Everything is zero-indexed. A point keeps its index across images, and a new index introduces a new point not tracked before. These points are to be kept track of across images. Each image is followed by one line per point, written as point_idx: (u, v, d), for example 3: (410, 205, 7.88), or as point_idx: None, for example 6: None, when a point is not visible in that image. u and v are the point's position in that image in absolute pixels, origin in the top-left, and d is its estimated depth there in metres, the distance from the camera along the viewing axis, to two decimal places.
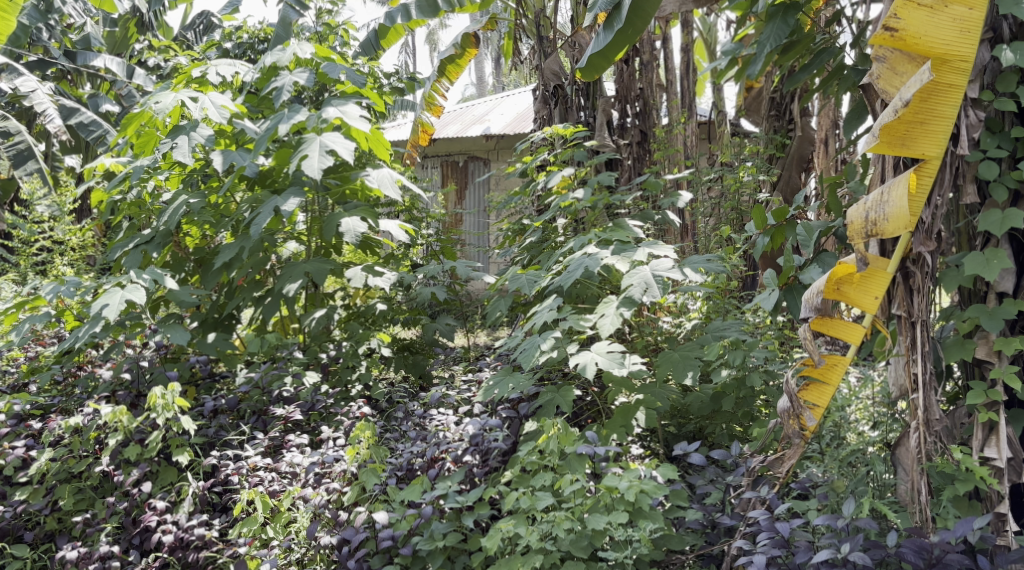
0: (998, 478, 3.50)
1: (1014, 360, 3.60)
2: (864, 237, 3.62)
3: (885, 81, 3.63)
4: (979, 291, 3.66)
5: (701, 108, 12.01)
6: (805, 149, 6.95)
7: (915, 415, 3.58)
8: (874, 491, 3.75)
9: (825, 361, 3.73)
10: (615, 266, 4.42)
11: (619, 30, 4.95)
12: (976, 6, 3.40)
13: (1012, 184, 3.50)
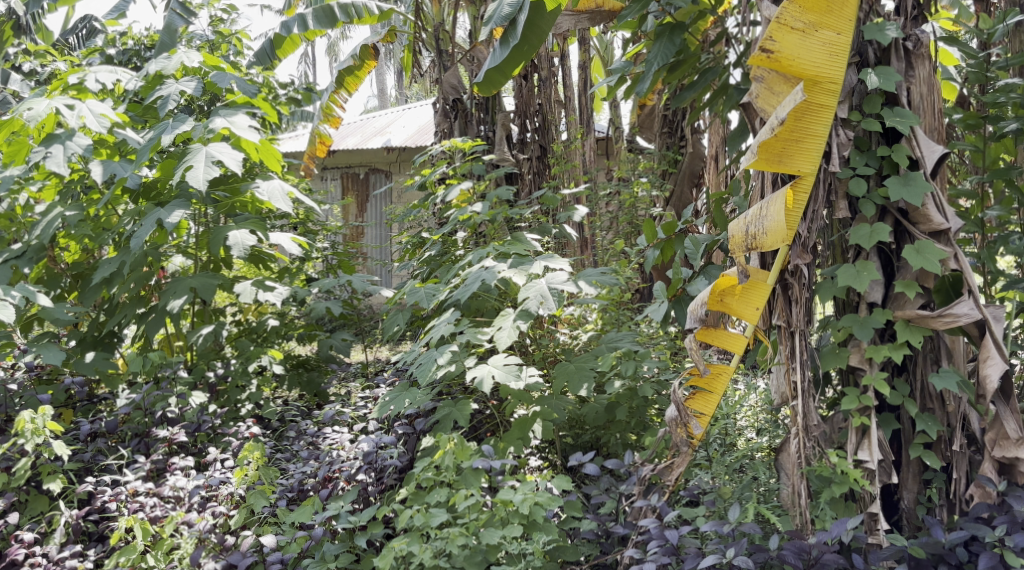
0: (869, 479, 3.67)
1: (883, 366, 3.80)
2: (744, 250, 3.74)
3: (763, 101, 3.79)
4: (852, 301, 3.85)
5: (600, 124, 12.21)
6: (696, 165, 7.26)
7: (795, 422, 3.73)
8: (758, 496, 3.88)
9: (711, 371, 3.84)
10: (512, 278, 4.43)
11: (515, 47, 4.98)
12: (843, 31, 3.62)
13: (879, 200, 3.69)
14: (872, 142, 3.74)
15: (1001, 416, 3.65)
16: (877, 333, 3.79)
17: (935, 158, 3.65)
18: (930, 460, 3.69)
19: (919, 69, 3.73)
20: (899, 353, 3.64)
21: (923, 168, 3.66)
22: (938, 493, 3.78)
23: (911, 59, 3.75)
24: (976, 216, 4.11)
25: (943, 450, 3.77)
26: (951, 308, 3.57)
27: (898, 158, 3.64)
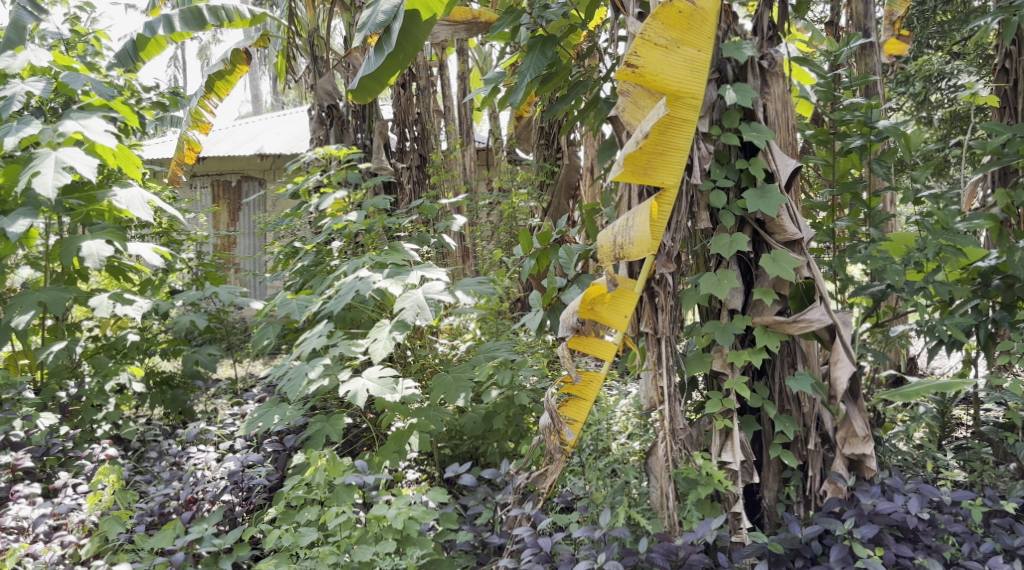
0: (733, 479, 3.80)
1: (744, 370, 3.95)
2: (612, 260, 3.81)
3: (629, 114, 3.88)
4: (714, 308, 3.99)
5: (480, 135, 12.23)
6: (573, 177, 7.10)
7: (662, 426, 3.85)
8: (629, 500, 3.97)
9: (582, 378, 3.90)
10: (387, 289, 4.38)
11: (391, 54, 4.85)
12: (703, 48, 3.77)
13: (737, 212, 3.83)
14: (731, 155, 3.88)
15: (851, 416, 3.85)
16: (737, 339, 3.94)
17: (789, 171, 3.81)
18: (788, 460, 3.85)
19: (774, 87, 3.90)
20: (758, 357, 3.79)
21: (778, 181, 3.82)
22: (795, 491, 3.95)
23: (766, 77, 3.91)
24: (828, 226, 4.32)
25: (800, 450, 3.95)
26: (805, 314, 3.76)
27: (754, 172, 3.79)
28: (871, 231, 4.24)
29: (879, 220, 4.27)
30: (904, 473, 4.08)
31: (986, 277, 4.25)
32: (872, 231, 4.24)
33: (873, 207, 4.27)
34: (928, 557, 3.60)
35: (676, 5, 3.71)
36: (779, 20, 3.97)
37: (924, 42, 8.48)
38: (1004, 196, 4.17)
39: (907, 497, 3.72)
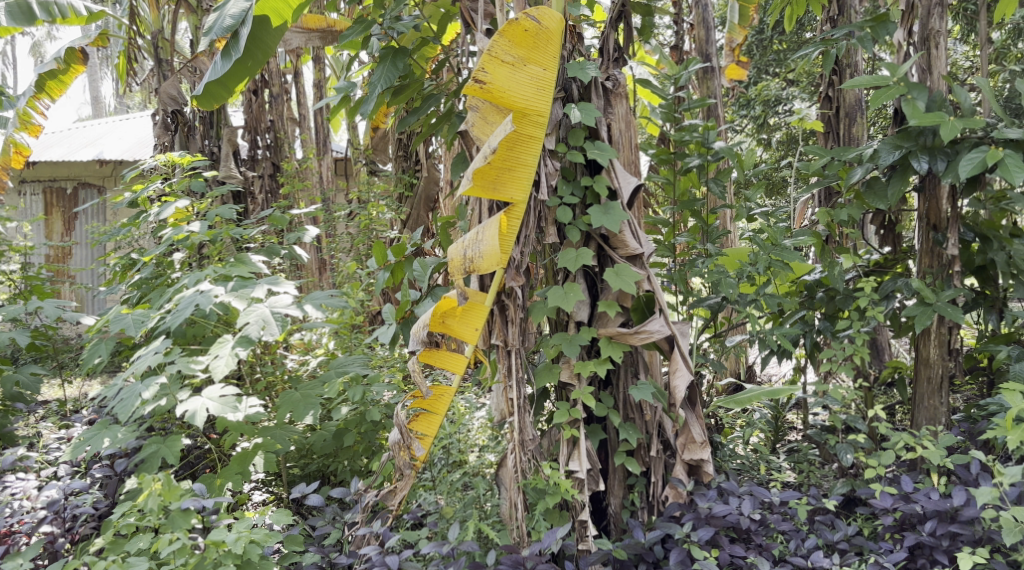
0: (579, 488, 3.87)
1: (591, 381, 4.04)
2: (462, 273, 3.79)
3: (478, 129, 3.91)
4: (562, 321, 4.06)
5: (337, 145, 12.04)
6: (431, 190, 7.03)
7: (511, 437, 3.86)
8: (479, 513, 3.99)
9: (432, 392, 3.86)
10: (230, 303, 4.24)
11: (237, 60, 4.68)
12: (548, 67, 3.83)
13: (583, 227, 3.92)
14: (577, 172, 3.98)
15: (690, 422, 4.02)
16: (584, 350, 4.02)
17: (630, 189, 3.95)
18: (632, 466, 3.97)
19: (617, 107, 4.03)
20: (603, 368, 3.88)
21: (621, 198, 3.95)
22: (639, 496, 4.07)
23: (610, 96, 4.03)
24: (670, 241, 4.50)
25: (643, 456, 4.05)
26: (646, 325, 3.89)
27: (598, 189, 3.89)
28: (708, 246, 4.44)
29: (715, 236, 4.47)
30: (738, 477, 4.27)
31: (812, 290, 4.53)
32: (708, 246, 4.43)
33: (710, 224, 4.46)
34: (758, 555, 3.78)
35: (521, 22, 3.76)
36: (624, 43, 4.11)
37: (763, 68, 8.95)
38: (825, 216, 4.35)
39: (741, 499, 3.89)
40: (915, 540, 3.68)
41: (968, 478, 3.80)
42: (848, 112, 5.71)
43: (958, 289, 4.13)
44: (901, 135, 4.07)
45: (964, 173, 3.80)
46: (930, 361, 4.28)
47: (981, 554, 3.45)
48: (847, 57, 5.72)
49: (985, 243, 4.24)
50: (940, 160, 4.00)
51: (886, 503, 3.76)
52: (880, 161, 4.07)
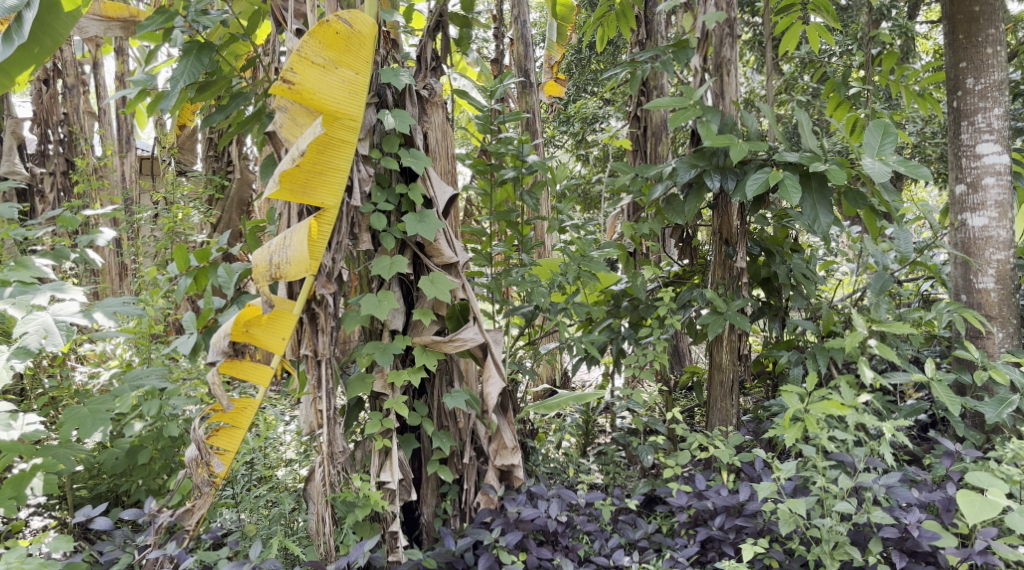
0: (390, 499, 3.83)
1: (404, 390, 3.99)
2: (268, 280, 3.66)
3: (287, 131, 3.80)
4: (376, 329, 3.99)
5: (142, 144, 11.41)
6: (244, 192, 6.93)
7: (320, 450, 3.78)
8: (285, 529, 3.89)
9: (234, 405, 3.71)
10: (6, 311, 3.92)
11: (22, 46, 4.29)
12: (361, 71, 3.77)
13: (398, 235, 3.86)
14: (392, 179, 3.92)
15: (502, 428, 4.04)
16: (398, 359, 3.98)
17: (446, 197, 3.93)
18: (444, 474, 3.96)
19: (432, 115, 4.03)
20: (417, 377, 3.85)
21: (436, 207, 3.93)
22: (451, 504, 4.06)
23: (426, 104, 4.02)
24: (486, 250, 4.51)
25: (456, 463, 4.07)
26: (460, 334, 3.88)
27: (413, 197, 3.86)
28: (521, 255, 4.51)
29: (530, 246, 4.56)
30: (547, 480, 4.36)
31: (618, 299, 4.71)
32: (523, 255, 4.51)
33: (524, 234, 4.54)
34: (564, 556, 3.86)
35: (333, 24, 3.68)
36: (442, 51, 4.09)
37: (581, 86, 9.22)
38: (629, 229, 4.57)
39: (549, 502, 3.97)
40: (705, 534, 3.86)
41: (754, 475, 4.04)
42: (654, 131, 6.03)
43: (746, 299, 4.40)
44: (696, 154, 4.29)
45: (750, 192, 4.05)
46: (723, 366, 4.52)
47: (762, 544, 3.68)
48: (654, 80, 6.00)
49: (769, 257, 4.59)
50: (730, 179, 4.25)
51: (681, 500, 3.94)
52: (678, 179, 4.26)
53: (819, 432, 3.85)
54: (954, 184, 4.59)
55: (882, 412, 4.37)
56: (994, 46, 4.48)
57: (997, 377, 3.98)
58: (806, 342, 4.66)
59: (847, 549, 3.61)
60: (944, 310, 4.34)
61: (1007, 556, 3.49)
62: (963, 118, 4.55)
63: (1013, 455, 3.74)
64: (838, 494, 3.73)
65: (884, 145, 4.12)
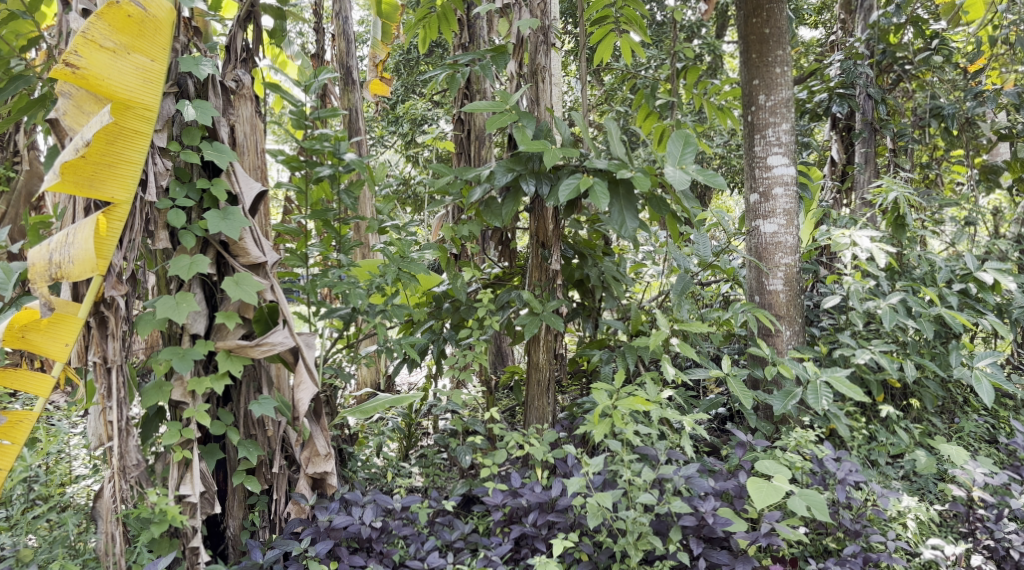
0: (190, 513, 3.69)
1: (206, 398, 3.84)
2: (46, 281, 3.47)
3: (71, 119, 3.63)
4: (175, 333, 3.83)
5: None
6: (34, 186, 6.46)
7: (110, 464, 3.58)
8: (70, 552, 3.68)
9: (8, 418, 3.48)
10: None
11: None
12: (156, 58, 3.62)
13: (199, 233, 3.72)
14: (193, 173, 3.78)
15: (314, 435, 3.99)
16: (200, 364, 3.82)
17: (252, 194, 3.82)
18: (252, 485, 3.83)
19: (240, 108, 3.90)
20: (220, 383, 3.72)
21: (242, 204, 3.81)
22: (259, 516, 3.96)
23: (232, 97, 3.89)
24: (301, 251, 4.31)
25: (264, 474, 3.95)
26: (267, 337, 3.78)
27: (216, 193, 3.72)
28: (340, 257, 4.33)
29: (349, 246, 4.37)
30: (364, 485, 4.27)
31: (439, 301, 4.69)
32: (341, 257, 4.32)
33: (343, 235, 4.34)
34: (377, 562, 3.79)
35: (124, 7, 3.52)
36: (253, 44, 3.99)
37: (409, 88, 9.18)
38: (448, 231, 4.56)
39: (363, 508, 3.90)
40: (519, 531, 3.91)
41: (567, 470, 4.13)
42: (477, 135, 6.12)
43: (561, 300, 4.51)
44: (513, 159, 4.35)
45: (562, 197, 4.16)
46: (540, 365, 4.61)
47: (571, 538, 3.77)
48: (477, 84, 6.06)
49: (581, 260, 4.73)
50: (544, 184, 4.34)
51: (495, 498, 3.97)
52: (495, 182, 4.29)
53: (625, 427, 4.00)
54: (748, 193, 4.90)
55: (684, 407, 4.59)
56: (782, 66, 4.81)
57: (784, 371, 4.28)
58: (616, 341, 4.83)
59: (650, 539, 3.74)
60: (739, 310, 4.62)
61: (789, 536, 3.74)
62: (756, 131, 4.85)
63: (797, 443, 4.03)
64: (642, 486, 3.87)
65: (685, 154, 4.34)
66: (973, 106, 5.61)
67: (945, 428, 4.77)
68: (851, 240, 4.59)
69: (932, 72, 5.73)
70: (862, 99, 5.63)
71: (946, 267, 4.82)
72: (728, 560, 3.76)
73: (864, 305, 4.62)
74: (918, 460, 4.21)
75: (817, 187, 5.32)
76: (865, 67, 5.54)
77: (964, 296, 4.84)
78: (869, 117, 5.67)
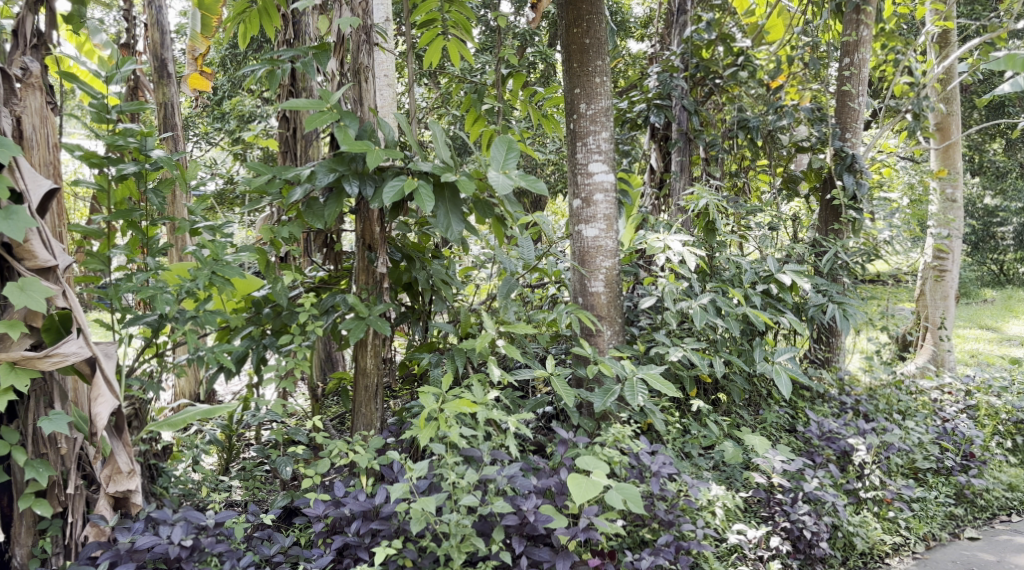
0: None
1: None
2: None
3: None
4: None
5: None
6: None
7: None
8: None
9: None
10: None
11: None
12: None
13: None
14: None
15: (115, 451, 3.76)
16: None
17: (40, 192, 3.58)
18: (42, 509, 3.60)
19: (28, 99, 3.65)
20: (3, 399, 3.47)
21: (28, 202, 3.55)
22: (52, 541, 3.69)
23: (17, 86, 3.63)
24: (102, 254, 4.07)
25: (57, 496, 3.69)
26: (59, 348, 3.52)
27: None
28: (146, 260, 4.09)
29: (157, 249, 4.16)
30: (176, 502, 4.04)
31: (259, 306, 4.44)
32: (148, 260, 4.10)
33: (150, 235, 4.12)
34: None
35: None
36: (46, 28, 3.78)
37: (235, 83, 8.80)
38: (267, 232, 4.35)
39: (172, 526, 3.68)
40: (341, 541, 3.83)
41: (392, 476, 4.04)
42: (303, 134, 5.94)
43: (388, 303, 4.41)
44: (335, 159, 4.22)
45: (386, 199, 4.08)
46: (368, 371, 4.46)
47: (394, 545, 3.71)
48: (304, 82, 5.90)
49: (409, 263, 4.65)
50: (368, 185, 4.22)
51: (317, 509, 3.85)
52: (317, 182, 4.14)
53: (450, 430, 3.98)
54: (571, 199, 4.99)
55: (510, 407, 4.63)
56: (601, 76, 4.94)
57: (604, 369, 4.40)
58: (446, 344, 4.82)
59: (473, 540, 3.74)
60: (563, 311, 4.71)
61: (606, 530, 3.85)
62: (578, 139, 4.96)
63: (614, 438, 4.17)
64: (465, 488, 3.87)
65: (508, 159, 4.37)
66: (774, 120, 6.12)
67: (750, 419, 5.09)
68: (665, 244, 4.82)
69: (739, 87, 6.08)
70: (677, 110, 5.93)
71: (751, 268, 5.09)
72: (549, 557, 3.83)
73: (676, 305, 4.85)
74: (725, 450, 4.44)
75: (637, 193, 5.52)
76: (680, 80, 5.88)
77: (766, 296, 5.14)
78: (683, 128, 5.90)
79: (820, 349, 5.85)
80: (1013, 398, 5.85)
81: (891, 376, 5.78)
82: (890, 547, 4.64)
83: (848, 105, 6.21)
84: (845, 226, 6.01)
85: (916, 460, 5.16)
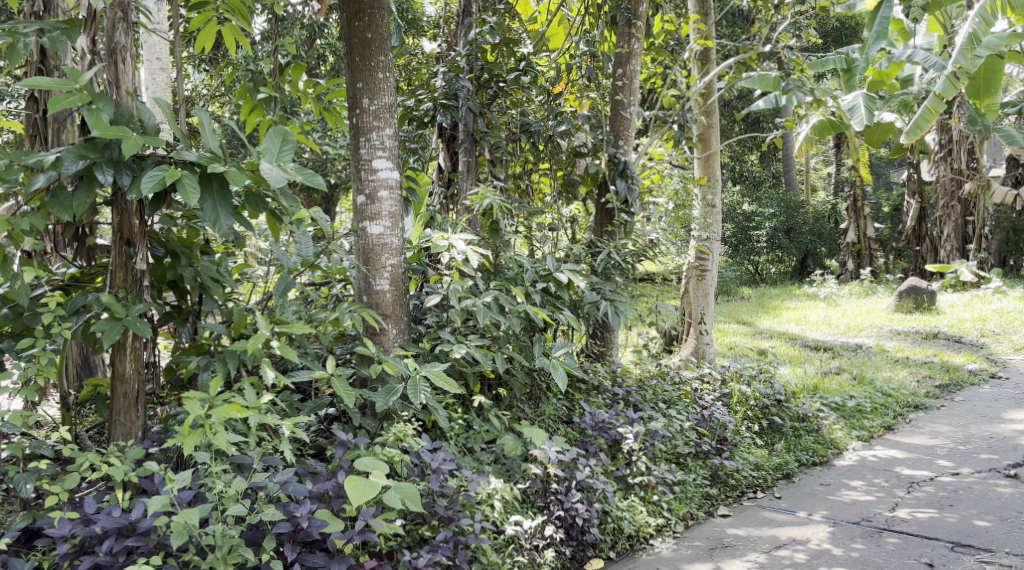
0: None
1: None
2: None
3: None
4: None
5: None
6: None
7: None
8: None
9: None
10: None
11: None
12: None
13: None
14: None
15: None
16: None
17: None
18: None
19: None
20: None
21: None
22: None
23: None
24: None
25: None
26: None
27: None
28: None
29: None
30: None
31: None
32: None
33: None
34: None
35: None
36: None
37: None
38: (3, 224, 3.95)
39: None
40: (91, 562, 3.51)
41: (152, 489, 3.76)
42: (55, 118, 5.42)
43: (148, 303, 4.10)
44: (86, 145, 3.87)
45: (145, 190, 3.79)
46: (126, 376, 4.14)
47: (153, 562, 3.46)
48: (56, 60, 5.39)
49: (174, 259, 4.34)
50: (124, 174, 3.90)
51: (62, 529, 3.53)
52: (63, 170, 3.79)
53: (217, 437, 3.76)
54: (354, 195, 4.85)
55: (286, 411, 4.43)
56: (384, 72, 4.83)
57: (387, 369, 4.31)
58: (218, 346, 4.54)
59: (241, 551, 3.56)
60: (346, 310, 4.57)
61: (383, 530, 3.77)
62: (360, 134, 4.82)
63: (395, 437, 4.10)
64: (232, 497, 3.67)
65: (284, 151, 4.15)
66: (554, 125, 6.18)
67: (530, 413, 5.14)
68: (448, 243, 4.83)
69: (522, 91, 6.14)
70: (463, 112, 5.90)
71: (531, 267, 5.20)
72: (323, 563, 3.70)
73: (461, 303, 4.82)
74: (505, 444, 4.51)
75: (422, 191, 5.46)
76: (465, 81, 5.87)
77: (546, 294, 5.24)
78: (470, 129, 5.88)
79: (594, 344, 6.06)
80: (760, 386, 6.41)
81: (656, 368, 6.13)
82: (653, 529, 4.82)
83: (620, 114, 6.57)
84: (618, 228, 6.34)
85: (677, 446, 5.50)
